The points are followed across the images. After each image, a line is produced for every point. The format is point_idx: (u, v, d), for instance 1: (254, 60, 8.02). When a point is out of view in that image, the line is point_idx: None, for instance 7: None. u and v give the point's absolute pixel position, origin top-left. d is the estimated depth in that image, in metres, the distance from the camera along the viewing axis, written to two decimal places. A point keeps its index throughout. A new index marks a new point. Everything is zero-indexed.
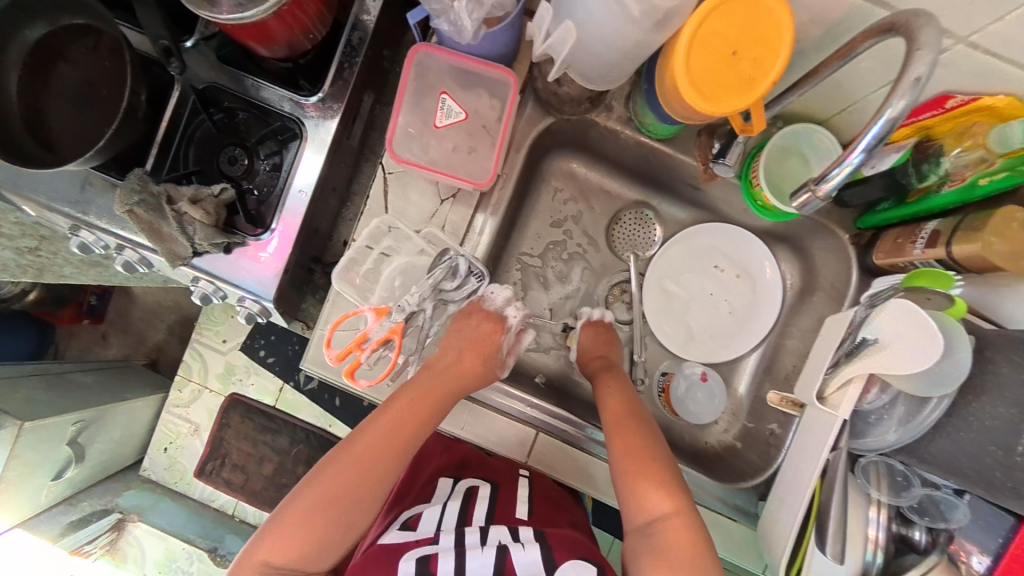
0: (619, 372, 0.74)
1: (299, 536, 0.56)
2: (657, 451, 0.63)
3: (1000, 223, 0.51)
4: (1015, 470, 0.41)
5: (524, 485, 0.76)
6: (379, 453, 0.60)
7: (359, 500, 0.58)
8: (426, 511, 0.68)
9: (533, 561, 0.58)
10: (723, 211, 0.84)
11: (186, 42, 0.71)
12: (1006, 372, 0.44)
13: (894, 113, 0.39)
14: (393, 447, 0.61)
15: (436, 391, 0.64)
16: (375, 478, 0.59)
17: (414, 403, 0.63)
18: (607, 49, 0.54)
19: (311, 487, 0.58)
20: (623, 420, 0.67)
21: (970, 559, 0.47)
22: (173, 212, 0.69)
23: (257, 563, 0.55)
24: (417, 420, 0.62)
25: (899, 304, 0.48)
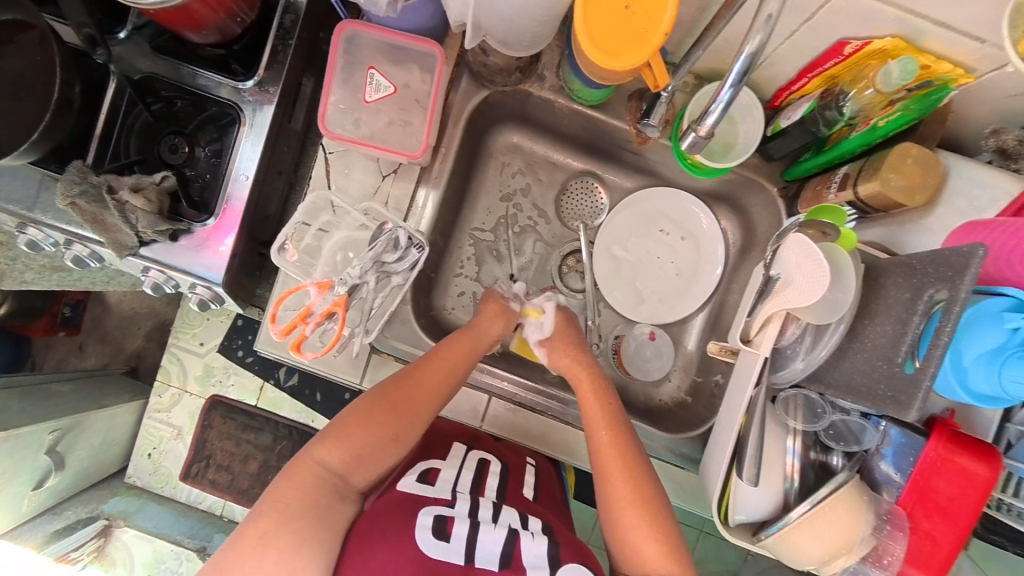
0: (595, 373, 0.73)
1: (356, 440, 0.62)
2: (644, 478, 0.64)
3: (895, 160, 0.54)
4: (895, 380, 0.43)
5: (531, 472, 0.74)
6: (431, 375, 0.68)
7: (409, 415, 0.65)
8: (443, 469, 0.66)
9: (542, 555, 0.57)
10: (664, 175, 0.85)
11: (117, 34, 0.70)
12: (893, 294, 0.47)
13: (752, 51, 0.42)
14: (441, 377, 0.68)
15: (477, 336, 0.73)
16: (426, 398, 0.67)
17: (462, 345, 0.71)
18: (516, 14, 0.56)
19: (367, 400, 0.65)
20: (609, 443, 0.66)
21: (881, 472, 0.55)
22: (113, 201, 0.69)
23: (312, 464, 0.60)
24: (462, 359, 0.71)
25: (795, 239, 0.52)
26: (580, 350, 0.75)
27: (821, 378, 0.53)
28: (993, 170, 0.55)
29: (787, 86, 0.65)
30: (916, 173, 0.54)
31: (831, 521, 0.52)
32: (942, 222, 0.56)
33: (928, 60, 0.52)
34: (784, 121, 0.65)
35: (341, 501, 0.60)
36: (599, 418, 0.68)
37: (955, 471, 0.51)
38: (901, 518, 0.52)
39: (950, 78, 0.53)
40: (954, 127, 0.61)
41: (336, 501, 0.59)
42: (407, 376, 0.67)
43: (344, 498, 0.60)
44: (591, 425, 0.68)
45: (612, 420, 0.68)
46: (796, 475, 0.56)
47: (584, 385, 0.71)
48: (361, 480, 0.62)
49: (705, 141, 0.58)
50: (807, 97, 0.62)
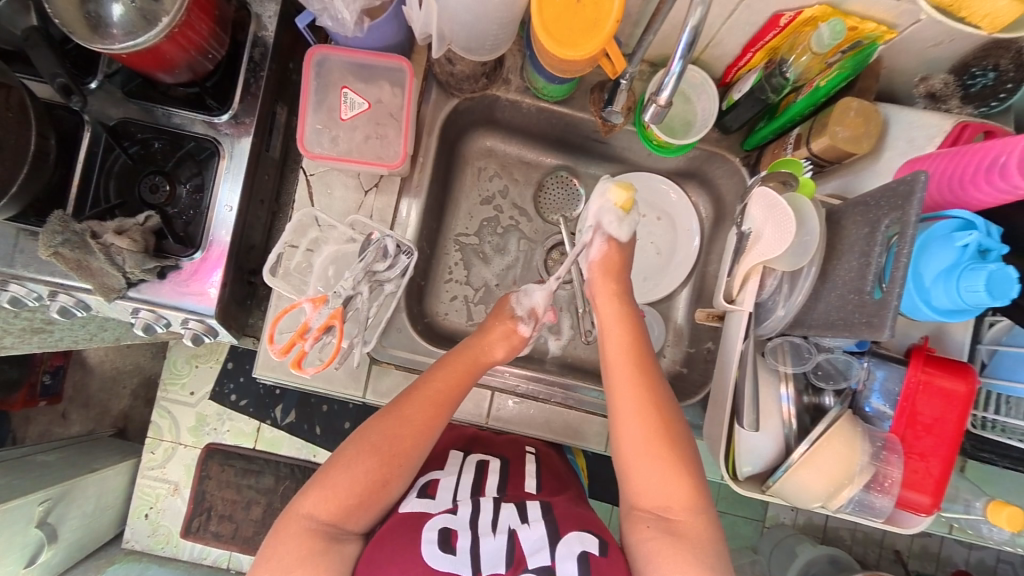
0: (630, 315, 0.70)
1: (343, 489, 0.60)
2: (667, 416, 0.63)
3: (839, 114, 0.59)
4: (866, 306, 0.47)
5: (532, 460, 0.75)
6: (418, 411, 0.65)
7: (399, 455, 0.63)
8: (442, 478, 0.67)
9: (541, 537, 0.57)
10: (632, 160, 0.90)
11: (89, 84, 0.73)
12: (853, 233, 0.51)
13: (695, 23, 0.47)
14: (430, 410, 0.66)
15: (469, 361, 0.70)
16: (413, 432, 0.64)
17: (452, 373, 0.69)
18: (476, 20, 0.59)
19: (351, 445, 0.63)
20: (633, 380, 0.65)
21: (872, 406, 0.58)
22: (98, 244, 0.69)
23: (300, 518, 0.58)
24: (453, 389, 0.68)
25: (760, 194, 0.56)
26: (617, 284, 0.71)
27: (802, 322, 0.56)
28: (927, 111, 0.61)
29: (734, 62, 0.71)
30: (859, 122, 0.59)
31: (828, 454, 0.55)
32: (889, 164, 0.61)
33: (855, 22, 0.57)
34: (735, 95, 0.70)
35: (338, 546, 0.58)
36: (622, 360, 0.66)
37: (933, 391, 0.54)
38: (896, 443, 0.55)
39: (877, 36, 0.58)
40: (887, 80, 0.67)
41: (332, 547, 0.58)
42: (392, 415, 0.65)
43: (340, 543, 0.59)
44: (612, 368, 0.67)
45: (636, 356, 0.67)
46: (793, 419, 0.58)
47: (609, 326, 0.69)
48: (357, 524, 0.61)
49: (665, 110, 0.60)
50: (753, 69, 0.68)
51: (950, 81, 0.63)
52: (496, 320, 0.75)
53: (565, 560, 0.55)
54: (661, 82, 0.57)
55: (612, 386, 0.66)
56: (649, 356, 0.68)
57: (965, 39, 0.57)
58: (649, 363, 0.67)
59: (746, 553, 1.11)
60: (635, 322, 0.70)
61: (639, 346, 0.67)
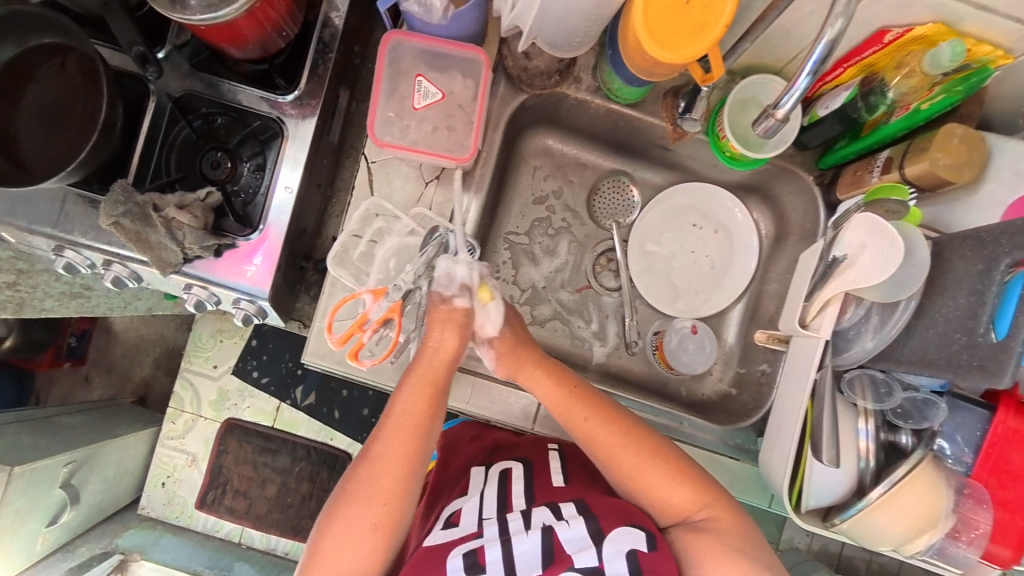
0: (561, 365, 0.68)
1: (343, 561, 0.56)
2: (648, 438, 0.64)
3: (941, 140, 0.57)
4: (979, 349, 0.45)
5: (556, 457, 0.71)
6: (392, 450, 0.59)
7: (391, 496, 0.58)
8: (465, 505, 0.63)
9: (582, 535, 0.56)
10: (694, 170, 0.87)
11: (158, 53, 0.71)
12: (963, 268, 0.49)
13: (831, 36, 0.45)
14: (407, 438, 0.60)
15: (432, 370, 0.63)
16: (394, 474, 0.59)
17: (419, 393, 0.62)
18: (575, 16, 0.57)
19: (335, 512, 0.58)
20: (605, 434, 0.64)
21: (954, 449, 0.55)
22: (159, 218, 0.68)
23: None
24: (423, 405, 0.62)
25: (861, 219, 0.54)
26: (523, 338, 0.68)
27: (889, 356, 0.54)
28: None
29: (821, 77, 0.69)
30: (961, 151, 0.57)
31: (909, 496, 0.53)
32: (990, 197, 0.59)
33: (970, 43, 0.56)
34: (820, 110, 0.68)
35: None
36: (569, 403, 0.65)
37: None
38: (981, 490, 0.53)
39: (990, 59, 0.56)
40: (989, 107, 0.64)
41: None
42: (372, 457, 0.60)
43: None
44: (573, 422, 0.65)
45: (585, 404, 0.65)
46: (870, 455, 0.56)
47: (539, 387, 0.67)
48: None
49: (779, 125, 0.59)
50: (844, 85, 0.65)
51: None
52: (436, 322, 0.64)
53: (614, 563, 0.53)
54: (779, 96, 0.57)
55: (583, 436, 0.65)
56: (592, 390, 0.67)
57: None
58: (605, 403, 0.66)
59: None
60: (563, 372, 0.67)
61: (574, 387, 0.66)
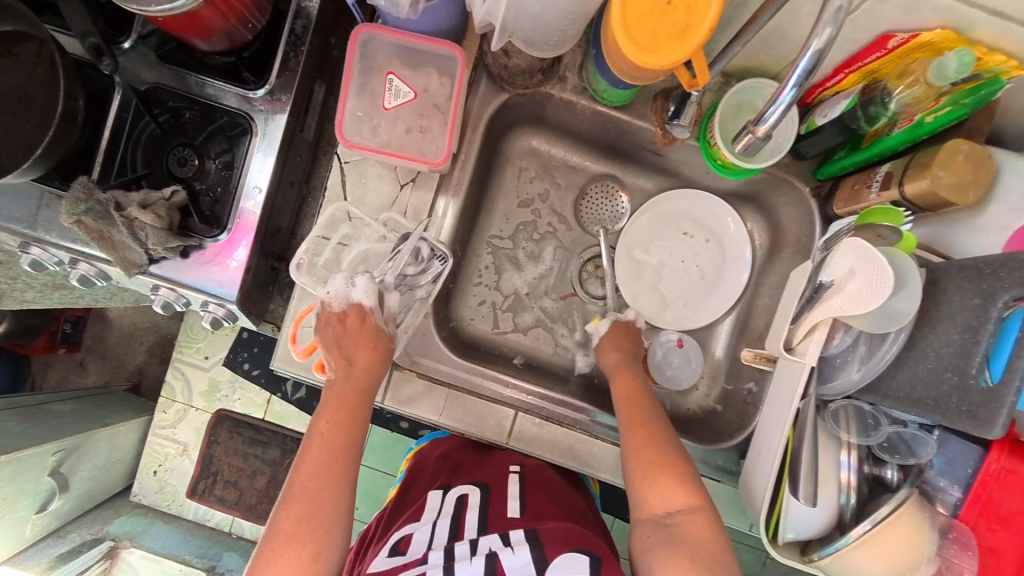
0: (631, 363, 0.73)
1: None
2: (665, 438, 0.63)
3: (944, 156, 0.53)
4: (971, 392, 0.41)
5: (514, 480, 0.70)
6: (317, 474, 0.57)
7: (321, 522, 0.55)
8: (416, 532, 0.61)
9: (525, 563, 0.53)
10: (687, 175, 0.83)
11: (122, 43, 0.68)
12: (960, 300, 0.45)
13: (819, 45, 0.40)
14: (326, 461, 0.58)
15: (348, 392, 0.62)
16: (326, 497, 0.56)
17: (337, 414, 0.60)
18: (553, 13, 0.53)
19: (263, 549, 0.53)
20: (633, 425, 0.65)
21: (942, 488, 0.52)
22: (121, 217, 0.65)
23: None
24: (344, 427, 0.60)
25: (851, 243, 0.49)
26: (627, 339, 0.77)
27: (876, 388, 0.51)
28: None
29: (821, 82, 0.64)
30: (966, 169, 0.53)
31: (892, 538, 0.49)
32: (994, 220, 0.54)
33: (981, 52, 0.51)
34: (819, 119, 0.64)
35: None
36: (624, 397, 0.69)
37: (1016, 482, 0.48)
38: (966, 535, 0.50)
39: (1003, 70, 0.51)
40: (999, 120, 0.60)
41: None
42: (296, 489, 0.56)
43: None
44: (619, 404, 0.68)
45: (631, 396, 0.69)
46: (852, 488, 0.53)
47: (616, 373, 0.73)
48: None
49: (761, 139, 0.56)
50: (846, 92, 0.61)
51: None
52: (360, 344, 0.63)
53: None
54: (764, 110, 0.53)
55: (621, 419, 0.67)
56: (646, 394, 0.69)
57: None
58: (648, 399, 0.68)
59: None
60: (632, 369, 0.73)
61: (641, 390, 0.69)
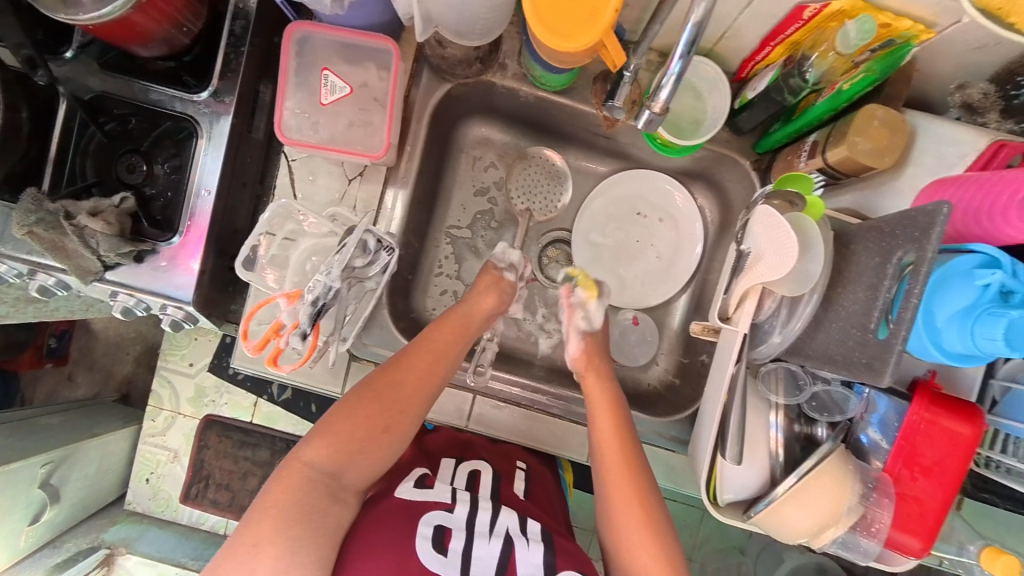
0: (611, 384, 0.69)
1: (344, 435, 0.58)
2: (650, 496, 0.61)
3: (861, 123, 0.54)
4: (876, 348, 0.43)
5: (521, 478, 0.73)
6: (419, 365, 0.64)
7: (400, 408, 0.61)
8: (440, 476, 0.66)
9: (537, 562, 0.58)
10: (636, 157, 0.84)
11: (64, 53, 0.68)
12: (875, 262, 0.46)
13: (698, 18, 0.43)
14: (430, 363, 0.64)
15: (468, 318, 0.70)
16: (416, 385, 0.63)
17: (443, 333, 0.67)
18: (470, 4, 0.55)
19: (356, 395, 0.60)
20: (623, 479, 0.62)
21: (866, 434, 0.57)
22: (72, 226, 0.67)
23: (301, 465, 0.55)
24: (445, 345, 0.66)
25: (764, 213, 0.51)
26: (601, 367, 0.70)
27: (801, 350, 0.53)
28: (958, 125, 0.55)
29: (751, 56, 0.65)
30: (883, 134, 0.54)
31: (816, 491, 0.53)
32: (912, 182, 0.56)
33: (888, 18, 0.51)
34: (750, 93, 0.65)
35: (337, 504, 0.56)
36: (608, 434, 0.65)
37: (936, 432, 0.51)
38: (888, 484, 0.53)
39: (912, 35, 0.52)
40: (920, 84, 0.61)
41: (330, 503, 0.55)
42: (391, 366, 0.63)
43: (339, 500, 0.56)
44: (603, 457, 0.64)
45: (619, 437, 0.65)
46: (781, 450, 0.57)
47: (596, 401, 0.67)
48: (357, 479, 0.58)
49: (660, 118, 0.54)
50: (772, 66, 0.62)
51: (989, 91, 0.58)
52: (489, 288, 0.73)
53: None
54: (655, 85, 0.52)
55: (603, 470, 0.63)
56: (629, 434, 0.65)
57: (1014, 44, 0.50)
58: (630, 442, 0.65)
59: (732, 555, 1.04)
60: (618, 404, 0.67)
61: (621, 429, 0.65)
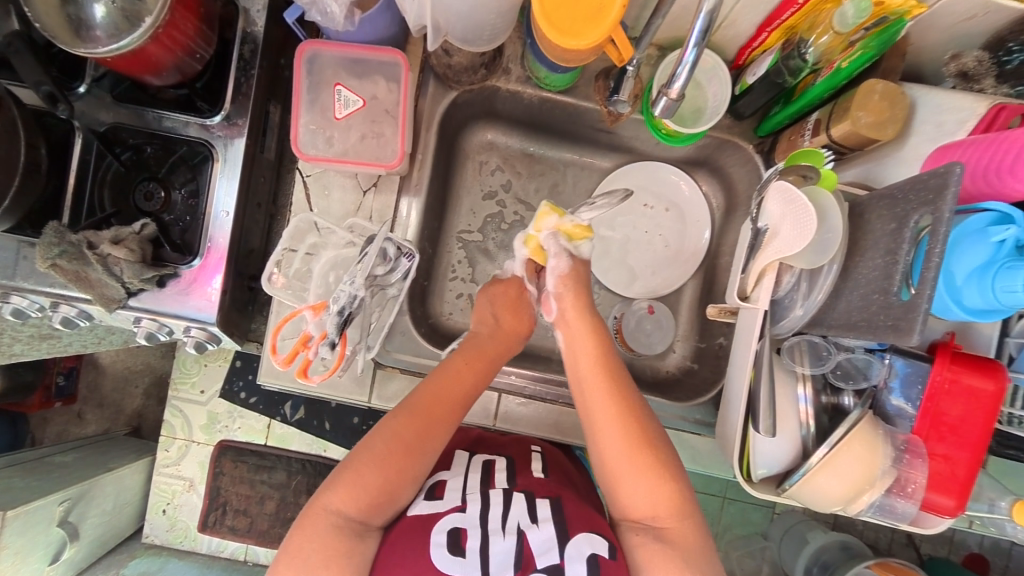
0: (601, 325, 0.68)
1: (368, 482, 0.56)
2: (642, 421, 0.60)
3: (861, 98, 0.56)
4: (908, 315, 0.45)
5: (537, 458, 0.72)
6: (442, 402, 0.63)
7: (423, 448, 0.60)
8: (450, 480, 0.64)
9: (549, 537, 0.55)
10: (639, 149, 0.86)
11: (77, 88, 0.69)
12: (896, 230, 0.49)
13: (709, 8, 0.44)
14: (452, 398, 0.64)
15: (489, 350, 0.70)
16: (438, 425, 0.62)
17: (468, 365, 0.67)
18: (477, 12, 0.57)
19: (376, 438, 0.60)
20: (599, 389, 0.63)
21: (891, 401, 0.59)
22: (95, 255, 0.67)
23: (325, 513, 0.54)
24: (468, 379, 0.66)
25: (778, 189, 0.55)
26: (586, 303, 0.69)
27: (821, 322, 0.56)
28: (957, 92, 0.57)
29: (748, 43, 0.67)
30: (884, 107, 0.56)
31: (849, 457, 0.55)
32: (916, 151, 0.58)
33: None
34: (749, 79, 0.67)
35: (363, 544, 0.55)
36: (595, 375, 0.64)
37: (959, 390, 0.53)
38: (918, 445, 0.55)
39: (905, 11, 0.53)
40: (915, 58, 0.63)
41: (357, 545, 0.54)
42: (412, 406, 0.62)
43: (364, 540, 0.55)
44: (590, 396, 0.63)
45: (608, 376, 0.63)
46: (811, 420, 0.58)
47: (580, 347, 0.66)
48: (382, 517, 0.57)
49: (677, 104, 0.58)
50: (769, 51, 0.64)
51: (984, 58, 0.60)
52: (514, 312, 0.75)
53: (574, 562, 0.53)
54: (672, 73, 0.55)
55: (585, 404, 0.63)
56: (622, 374, 0.64)
57: (1004, 12, 0.53)
58: (620, 377, 0.64)
59: (756, 540, 1.08)
60: (602, 334, 0.67)
61: (610, 367, 0.64)
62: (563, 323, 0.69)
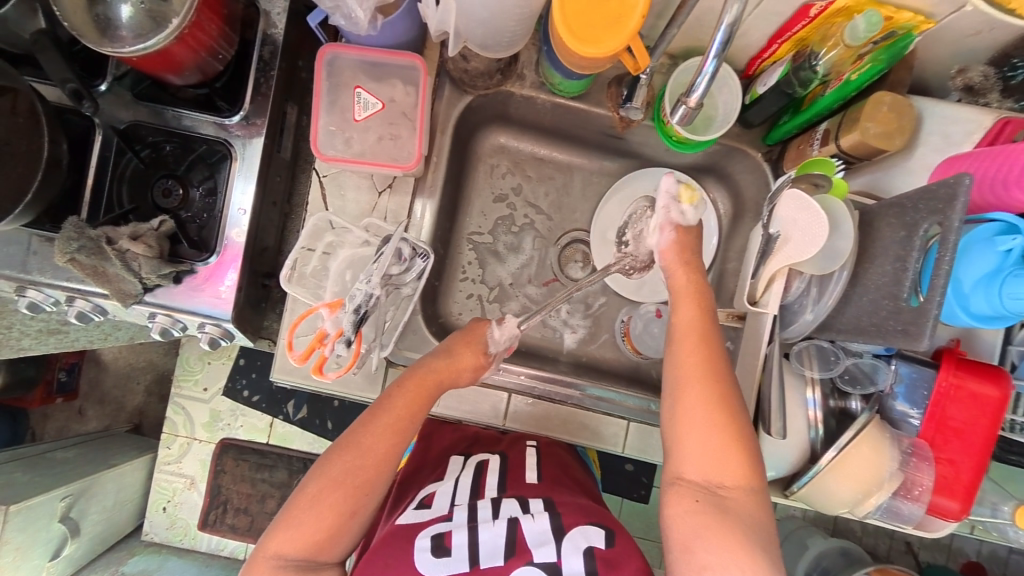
0: (705, 288, 0.63)
1: (306, 527, 0.58)
2: (724, 387, 0.56)
3: (871, 109, 0.58)
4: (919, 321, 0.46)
5: (532, 453, 0.73)
6: (379, 440, 0.62)
7: (362, 487, 0.60)
8: (440, 488, 0.65)
9: (544, 530, 0.56)
10: (647, 155, 0.87)
11: (99, 86, 0.71)
12: (905, 239, 0.50)
13: (730, 20, 0.46)
14: (389, 435, 0.62)
15: (428, 381, 0.66)
16: (374, 463, 0.61)
17: (407, 400, 0.64)
18: (498, 19, 0.59)
19: (313, 481, 0.60)
20: (691, 349, 0.59)
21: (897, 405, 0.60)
22: (113, 251, 0.68)
23: (270, 559, 0.57)
24: (409, 414, 0.64)
25: (791, 196, 0.56)
26: (692, 261, 0.65)
27: (830, 326, 0.57)
28: (962, 105, 0.59)
29: (759, 54, 0.69)
30: (892, 118, 0.58)
31: (858, 459, 0.56)
32: (921, 162, 0.60)
33: (890, 12, 0.56)
34: (760, 88, 0.69)
35: None
36: (688, 336, 0.60)
37: (964, 395, 0.55)
38: (924, 450, 0.56)
39: (913, 25, 0.56)
40: (922, 72, 0.65)
41: None
42: (348, 446, 0.61)
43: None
44: (677, 351, 0.59)
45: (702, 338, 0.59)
46: (819, 423, 0.60)
47: (681, 308, 0.62)
48: (332, 553, 0.59)
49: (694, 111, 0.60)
50: (780, 61, 0.66)
51: (989, 73, 0.62)
52: (466, 348, 0.70)
53: (569, 555, 0.53)
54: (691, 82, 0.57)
55: (674, 362, 0.59)
56: (717, 342, 0.59)
57: (1009, 28, 0.55)
58: (714, 346, 0.59)
59: None
60: (704, 295, 0.63)
61: (706, 327, 0.60)
62: (671, 280, 0.64)
